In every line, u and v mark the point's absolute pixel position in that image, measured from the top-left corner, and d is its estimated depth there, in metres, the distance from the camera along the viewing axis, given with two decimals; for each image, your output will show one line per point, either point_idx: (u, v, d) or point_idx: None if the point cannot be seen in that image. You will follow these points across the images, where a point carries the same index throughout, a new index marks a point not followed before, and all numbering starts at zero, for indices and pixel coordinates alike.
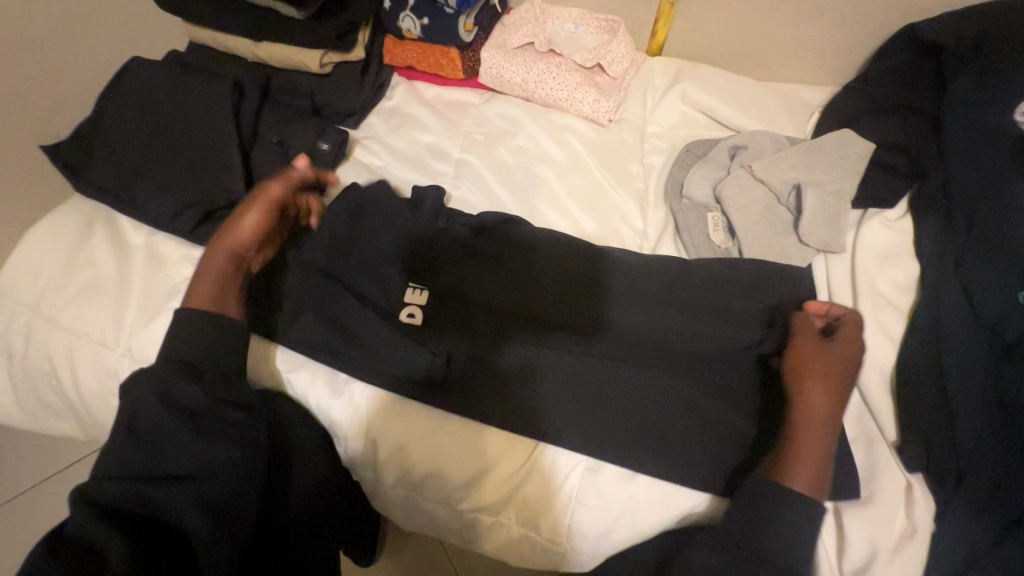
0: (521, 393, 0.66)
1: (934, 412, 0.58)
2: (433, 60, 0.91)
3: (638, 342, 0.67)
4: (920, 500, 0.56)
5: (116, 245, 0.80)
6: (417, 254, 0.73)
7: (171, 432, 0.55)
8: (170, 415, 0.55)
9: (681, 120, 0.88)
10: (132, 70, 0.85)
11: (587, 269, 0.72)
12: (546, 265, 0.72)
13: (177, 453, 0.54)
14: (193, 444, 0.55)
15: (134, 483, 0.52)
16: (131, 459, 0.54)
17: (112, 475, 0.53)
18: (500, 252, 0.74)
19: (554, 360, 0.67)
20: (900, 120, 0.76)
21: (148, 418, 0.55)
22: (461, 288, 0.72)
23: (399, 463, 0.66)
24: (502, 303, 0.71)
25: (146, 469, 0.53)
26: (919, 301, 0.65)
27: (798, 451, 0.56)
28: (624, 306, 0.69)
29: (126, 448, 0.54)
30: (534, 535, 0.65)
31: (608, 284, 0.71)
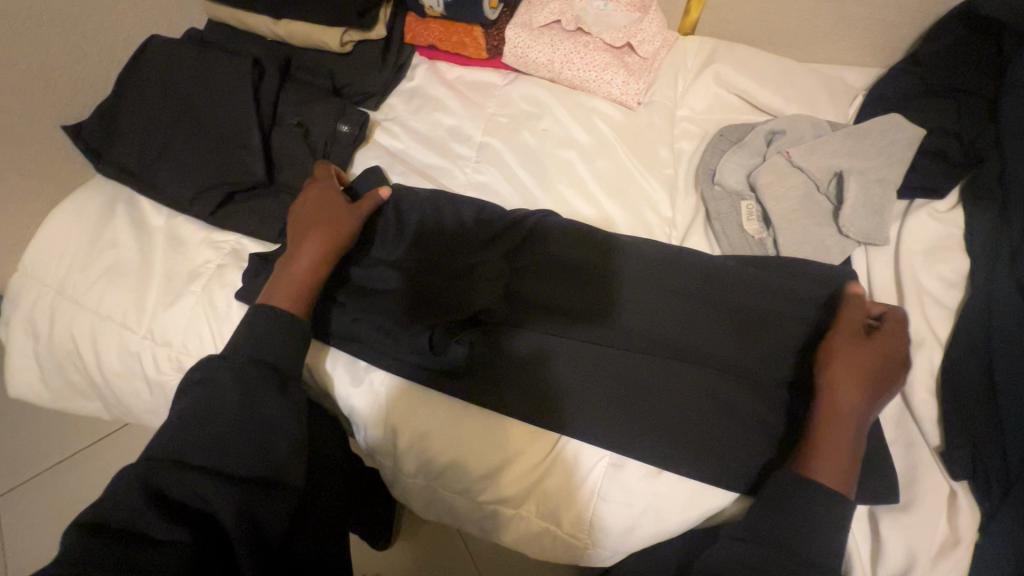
0: (537, 383, 0.65)
1: (983, 415, 0.55)
2: (456, 38, 0.88)
3: (660, 337, 0.66)
4: (965, 510, 0.53)
5: (139, 228, 0.80)
6: (434, 246, 0.72)
7: (233, 427, 0.53)
8: (243, 409, 0.54)
9: (713, 104, 0.84)
10: (151, 49, 0.83)
11: (609, 260, 0.70)
12: (563, 252, 0.71)
13: (240, 450, 0.53)
14: (254, 448, 0.53)
15: (195, 483, 0.49)
16: (194, 446, 0.52)
17: (173, 467, 0.50)
18: (520, 238, 0.72)
19: (571, 347, 0.66)
20: (951, 103, 0.71)
21: (216, 413, 0.53)
22: (474, 270, 0.70)
23: (418, 453, 0.66)
24: (521, 289, 0.70)
25: (200, 461, 0.51)
26: (967, 299, 0.62)
27: (824, 442, 0.53)
28: (646, 299, 0.67)
29: (189, 440, 0.52)
30: (556, 530, 0.64)
31: (630, 276, 0.69)
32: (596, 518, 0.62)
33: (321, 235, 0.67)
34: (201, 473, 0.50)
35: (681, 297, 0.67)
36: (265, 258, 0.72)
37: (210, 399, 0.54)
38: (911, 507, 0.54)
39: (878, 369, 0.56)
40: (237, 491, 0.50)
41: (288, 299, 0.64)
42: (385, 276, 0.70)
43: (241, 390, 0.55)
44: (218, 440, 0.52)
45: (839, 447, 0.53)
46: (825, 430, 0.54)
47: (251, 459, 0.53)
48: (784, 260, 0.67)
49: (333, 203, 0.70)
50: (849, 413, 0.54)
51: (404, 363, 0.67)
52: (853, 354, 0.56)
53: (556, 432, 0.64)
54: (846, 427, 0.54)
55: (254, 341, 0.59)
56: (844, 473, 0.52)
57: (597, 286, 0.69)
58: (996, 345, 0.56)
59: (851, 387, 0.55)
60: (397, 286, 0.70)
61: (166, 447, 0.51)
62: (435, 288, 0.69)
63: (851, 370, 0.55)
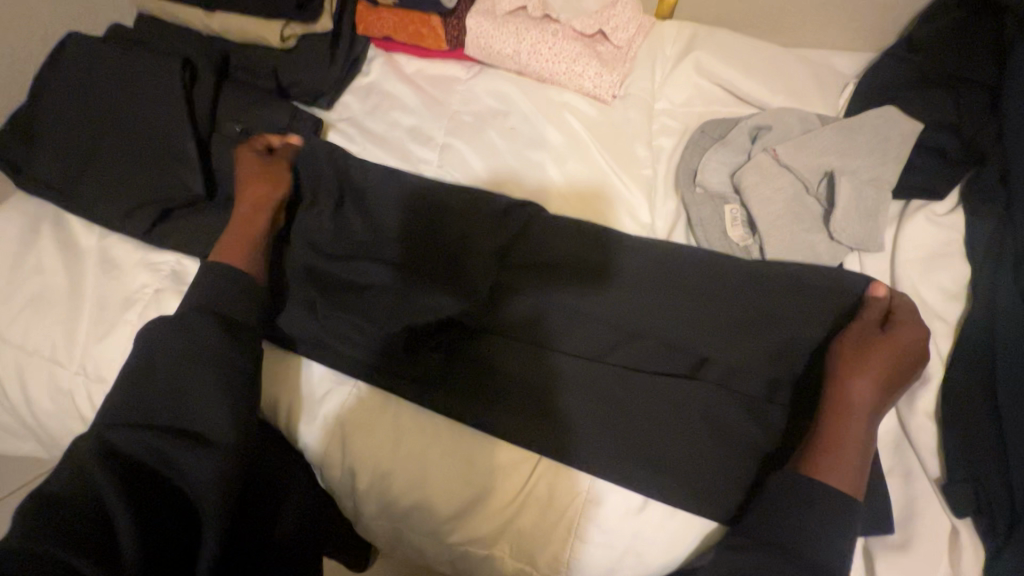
0: (524, 395, 0.61)
1: (987, 445, 0.51)
2: (412, 29, 0.80)
3: (651, 337, 0.62)
4: (968, 548, 0.49)
5: (67, 250, 0.73)
6: (421, 239, 0.65)
7: (183, 382, 0.51)
8: (191, 364, 0.52)
9: (694, 95, 0.78)
10: (69, 47, 0.75)
11: (598, 254, 0.64)
12: (554, 243, 0.65)
13: (193, 403, 0.51)
14: (204, 398, 0.51)
15: (154, 444, 0.48)
16: (148, 404, 0.50)
17: (130, 430, 0.49)
18: (510, 233, 0.65)
19: (558, 356, 0.62)
20: (951, 94, 0.65)
21: (172, 374, 0.51)
22: (465, 273, 0.63)
23: (381, 494, 0.61)
24: (504, 280, 0.65)
25: (152, 418, 0.50)
26: (969, 311, 0.57)
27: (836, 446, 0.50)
28: (639, 297, 0.62)
29: (149, 402, 0.51)
30: (531, 571, 0.59)
31: (621, 271, 0.63)
32: (575, 560, 0.57)
33: (260, 188, 0.66)
34: (159, 435, 0.49)
35: (679, 296, 0.61)
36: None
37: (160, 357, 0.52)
38: (910, 546, 0.50)
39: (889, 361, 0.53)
40: (198, 452, 0.49)
41: (241, 256, 0.62)
42: (365, 273, 0.65)
43: (176, 361, 0.52)
44: (173, 395, 0.51)
45: (847, 444, 0.50)
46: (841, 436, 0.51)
47: (209, 415, 0.51)
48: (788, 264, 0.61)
49: (256, 157, 0.69)
50: (861, 409, 0.51)
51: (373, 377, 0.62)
52: (865, 345, 0.54)
53: (536, 453, 0.59)
54: (855, 424, 0.51)
55: (182, 355, 0.52)
56: (851, 472, 0.49)
57: (588, 281, 0.63)
58: (1001, 365, 0.52)
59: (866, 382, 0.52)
60: (380, 282, 0.65)
61: (123, 411, 0.50)
62: (417, 273, 0.64)
63: (866, 362, 0.53)
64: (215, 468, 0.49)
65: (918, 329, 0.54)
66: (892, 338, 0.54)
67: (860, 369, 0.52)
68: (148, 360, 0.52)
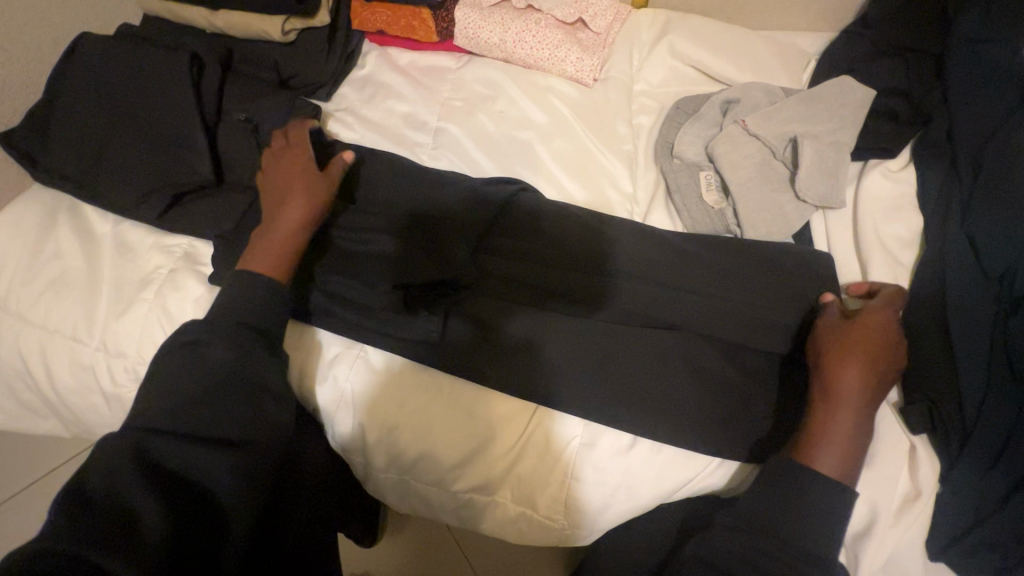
0: (529, 358, 0.64)
1: (942, 369, 0.56)
2: (404, 22, 0.85)
3: (641, 310, 0.65)
4: (924, 460, 0.55)
5: (84, 237, 0.77)
6: (420, 216, 0.70)
7: (216, 394, 0.54)
8: (228, 374, 0.55)
9: (669, 76, 0.83)
10: (82, 47, 0.80)
11: (600, 243, 0.69)
12: (560, 232, 0.70)
13: (228, 417, 0.53)
14: (238, 415, 0.54)
15: (187, 452, 0.51)
16: (184, 412, 0.53)
17: (162, 436, 0.51)
18: (520, 226, 0.71)
19: (567, 325, 0.65)
20: (902, 64, 0.72)
21: (207, 383, 0.54)
22: (439, 236, 0.67)
23: (389, 447, 0.65)
24: (512, 264, 0.69)
25: (188, 426, 0.52)
26: (921, 257, 0.63)
27: (824, 431, 0.53)
28: (636, 278, 0.67)
29: (175, 408, 0.53)
30: (533, 513, 0.63)
31: (620, 258, 0.68)
32: (572, 498, 0.62)
33: (306, 202, 0.67)
34: (190, 443, 0.51)
35: (671, 283, 0.66)
36: (230, 255, 0.71)
37: (191, 361, 0.55)
38: (872, 463, 0.55)
39: (866, 345, 0.55)
40: (228, 459, 0.52)
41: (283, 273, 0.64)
42: (367, 251, 0.68)
43: (209, 368, 0.55)
44: (207, 407, 0.53)
45: (834, 430, 0.53)
46: (828, 422, 0.53)
47: (240, 423, 0.54)
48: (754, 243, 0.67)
49: (304, 170, 0.69)
50: (849, 395, 0.53)
51: (382, 341, 0.67)
52: (841, 330, 0.56)
53: (533, 403, 0.63)
54: (843, 412, 0.53)
55: (196, 348, 0.56)
56: (841, 455, 0.52)
57: (585, 265, 0.68)
58: (952, 301, 0.58)
59: (844, 363, 0.54)
60: (384, 249, 0.68)
61: (153, 419, 0.53)
62: (415, 251, 0.67)
63: (845, 349, 0.55)
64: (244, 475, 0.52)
65: (890, 315, 0.57)
66: (870, 325, 0.56)
67: (844, 358, 0.54)
68: (184, 365, 0.55)
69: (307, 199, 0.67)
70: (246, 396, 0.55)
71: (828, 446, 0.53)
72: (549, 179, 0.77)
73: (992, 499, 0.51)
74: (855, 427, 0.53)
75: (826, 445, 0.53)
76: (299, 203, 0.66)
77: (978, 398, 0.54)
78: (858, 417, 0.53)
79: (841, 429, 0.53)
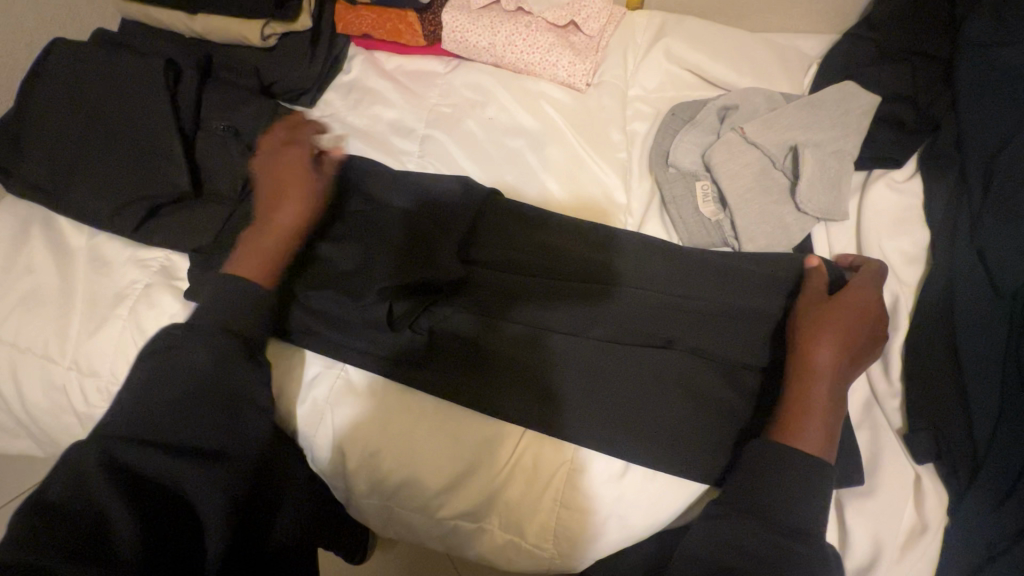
0: (520, 377, 0.62)
1: (950, 394, 0.54)
2: (390, 25, 0.82)
3: (636, 324, 0.63)
4: (931, 492, 0.52)
5: (57, 250, 0.74)
6: (414, 222, 0.67)
7: (193, 397, 0.50)
8: (206, 377, 0.51)
9: (666, 80, 0.80)
10: (55, 52, 0.77)
11: (598, 254, 0.66)
12: (557, 241, 0.67)
13: (205, 423, 0.50)
14: (218, 421, 0.50)
15: (161, 461, 0.47)
16: (159, 417, 0.49)
17: (133, 443, 0.48)
18: (513, 234, 0.68)
19: (559, 341, 0.62)
20: (908, 69, 0.69)
21: (184, 386, 0.50)
22: (433, 246, 0.64)
23: (371, 472, 0.62)
24: (503, 278, 0.66)
25: (162, 432, 0.49)
26: (928, 272, 0.60)
27: (798, 407, 0.52)
28: (631, 290, 0.64)
29: (150, 417, 0.49)
30: (520, 541, 0.61)
31: (617, 272, 0.65)
32: (562, 526, 0.59)
33: (298, 208, 0.64)
34: (163, 451, 0.48)
35: (667, 298, 0.63)
36: (206, 270, 0.68)
37: (167, 363, 0.51)
38: (874, 492, 0.53)
39: (846, 322, 0.55)
40: (210, 469, 0.48)
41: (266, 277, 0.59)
42: (354, 265, 0.66)
43: (183, 370, 0.51)
44: (183, 412, 0.50)
45: (812, 406, 0.52)
46: (806, 397, 0.52)
47: (222, 433, 0.50)
48: (753, 260, 0.63)
49: (299, 170, 0.66)
50: (825, 369, 0.53)
51: (365, 362, 0.64)
52: (823, 308, 0.56)
53: (520, 425, 0.60)
54: (820, 386, 0.52)
55: (176, 364, 0.51)
56: (819, 432, 0.51)
57: (577, 280, 0.65)
58: (961, 320, 0.55)
59: (823, 340, 0.53)
60: (369, 263, 0.65)
61: (127, 426, 0.49)
62: (405, 267, 0.64)
63: (820, 326, 0.54)
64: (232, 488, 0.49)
65: (863, 293, 0.57)
66: (845, 301, 0.56)
67: (818, 334, 0.54)
68: (160, 368, 0.51)
69: (300, 204, 0.64)
70: (225, 407, 0.51)
71: (805, 422, 0.51)
72: (542, 188, 0.73)
73: (1005, 534, 0.49)
74: (832, 404, 0.52)
75: (802, 420, 0.51)
76: (293, 208, 0.63)
77: (990, 424, 0.51)
78: (834, 394, 0.52)
79: (819, 404, 0.52)
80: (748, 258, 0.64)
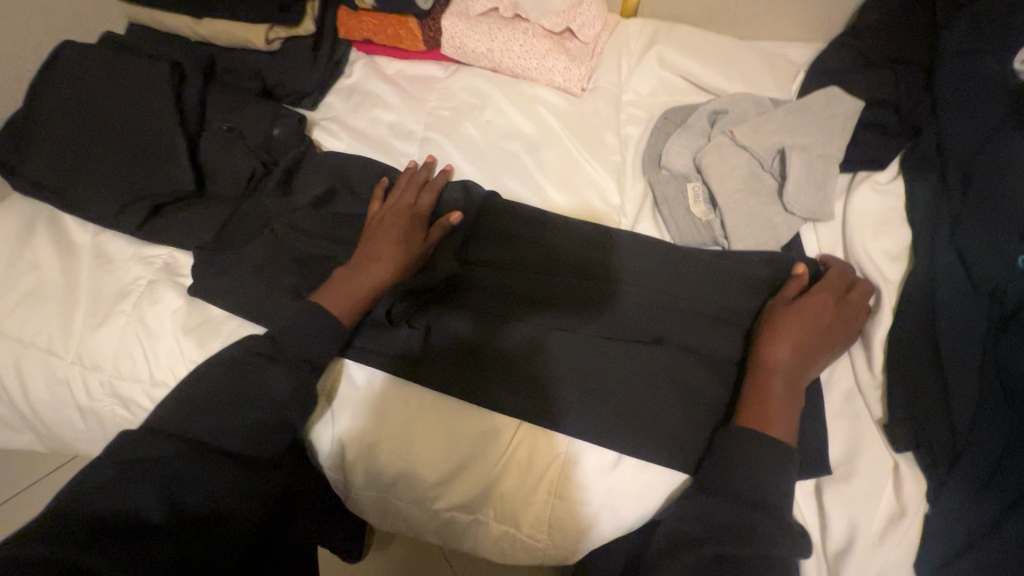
0: (516, 372, 0.63)
1: (930, 387, 0.56)
2: (390, 31, 0.84)
3: (630, 320, 0.64)
4: (909, 480, 0.54)
5: (62, 247, 0.75)
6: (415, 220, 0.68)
7: (228, 404, 0.55)
8: (241, 384, 0.56)
9: (659, 86, 0.82)
10: (62, 54, 0.79)
11: (593, 253, 0.68)
12: (554, 241, 0.69)
13: (234, 428, 0.55)
14: (247, 427, 0.55)
15: (192, 460, 0.51)
16: (194, 421, 0.54)
17: (169, 442, 0.52)
18: (511, 232, 0.70)
19: (555, 337, 0.64)
20: (891, 76, 0.71)
21: (219, 392, 0.56)
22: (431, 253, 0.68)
23: (368, 464, 0.63)
24: (500, 277, 0.67)
25: (197, 434, 0.54)
26: (910, 270, 0.62)
27: (755, 398, 0.55)
28: (625, 288, 0.66)
29: (186, 420, 0.54)
30: (515, 532, 0.62)
31: (612, 270, 0.67)
32: (556, 517, 0.60)
33: (393, 257, 0.65)
34: (195, 451, 0.52)
35: (660, 295, 0.65)
36: (210, 267, 0.69)
37: (210, 375, 0.57)
38: (852, 478, 0.55)
39: (803, 320, 0.57)
40: (237, 471, 0.53)
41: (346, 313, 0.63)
42: None
43: (224, 379, 0.57)
44: (216, 418, 0.55)
45: (767, 397, 0.55)
46: (763, 390, 0.55)
47: (251, 439, 0.55)
48: (742, 258, 0.65)
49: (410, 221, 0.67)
50: (780, 363, 0.56)
51: (364, 357, 0.65)
52: (782, 308, 0.59)
53: (516, 418, 0.62)
54: (775, 379, 0.55)
55: (222, 375, 0.57)
56: (773, 420, 0.53)
57: (573, 277, 0.67)
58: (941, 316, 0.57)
59: (779, 337, 0.57)
60: None
61: (166, 426, 0.54)
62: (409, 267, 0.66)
63: (777, 325, 0.58)
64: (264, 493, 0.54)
65: (829, 294, 0.59)
66: (804, 301, 0.59)
67: (773, 331, 0.57)
68: (202, 379, 0.57)
69: (396, 252, 0.66)
70: (253, 410, 0.56)
71: (761, 412, 0.54)
72: (539, 189, 0.75)
73: (982, 521, 0.50)
74: (790, 398, 0.55)
75: (759, 410, 0.54)
76: (389, 254, 0.65)
77: (968, 415, 0.53)
78: (791, 386, 0.55)
79: (775, 396, 0.55)
80: (737, 256, 0.66)
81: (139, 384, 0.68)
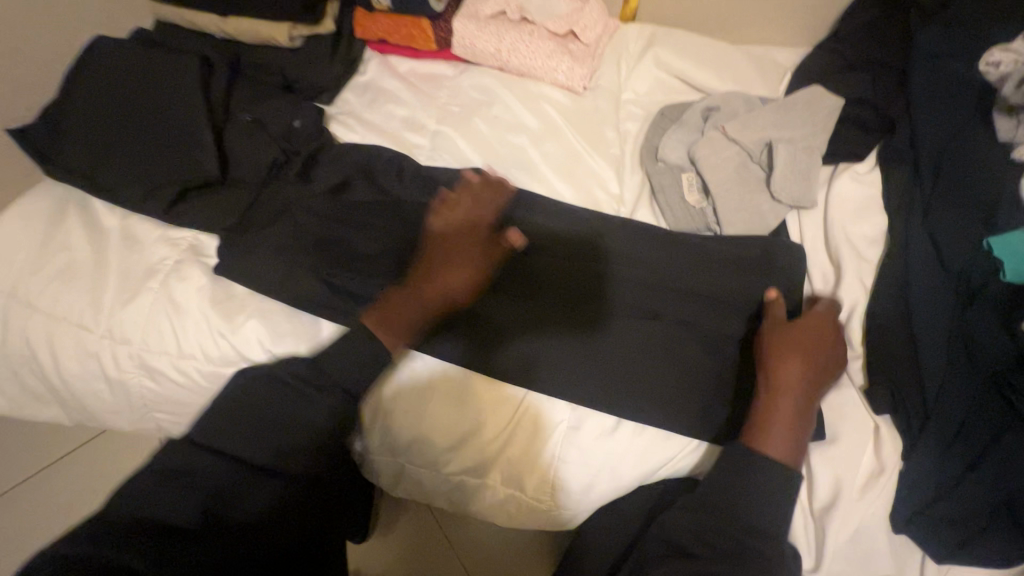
0: (522, 345, 0.67)
1: (904, 357, 0.61)
2: (405, 31, 0.90)
3: (628, 297, 0.69)
4: (887, 440, 0.58)
5: (92, 228, 0.80)
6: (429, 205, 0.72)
7: (252, 409, 0.60)
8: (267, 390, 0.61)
9: (656, 85, 0.88)
10: (96, 49, 0.83)
11: (592, 237, 0.73)
12: (556, 226, 0.74)
13: (256, 433, 0.58)
14: (267, 431, 0.58)
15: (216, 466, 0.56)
16: (223, 429, 0.58)
17: (198, 453, 0.57)
18: (515, 217, 0.74)
19: (558, 313, 0.69)
20: (870, 77, 0.77)
21: (246, 400, 0.60)
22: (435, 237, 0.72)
23: (383, 430, 0.68)
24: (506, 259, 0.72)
25: (224, 442, 0.58)
26: (887, 252, 0.67)
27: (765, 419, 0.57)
28: (624, 269, 0.70)
29: (215, 428, 0.59)
30: (521, 494, 0.67)
31: (611, 253, 0.72)
32: (558, 478, 0.65)
33: (457, 287, 0.66)
34: (220, 458, 0.56)
35: (656, 275, 0.70)
36: (235, 248, 0.74)
37: (239, 389, 0.62)
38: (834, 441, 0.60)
39: (807, 345, 0.60)
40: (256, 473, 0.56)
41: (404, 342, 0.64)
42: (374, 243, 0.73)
43: (259, 383, 0.62)
44: (241, 426, 0.59)
45: (777, 419, 0.57)
46: (773, 411, 0.57)
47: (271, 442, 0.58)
48: (733, 240, 0.70)
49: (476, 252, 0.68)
50: (791, 387, 0.58)
51: None
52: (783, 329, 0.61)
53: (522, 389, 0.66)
54: (785, 401, 0.57)
55: (251, 382, 0.62)
56: (784, 441, 0.56)
57: (574, 259, 0.72)
58: (913, 293, 0.62)
59: (785, 359, 0.59)
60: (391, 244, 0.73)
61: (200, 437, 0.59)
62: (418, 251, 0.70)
63: (781, 347, 0.59)
64: (277, 498, 0.55)
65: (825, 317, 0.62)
66: (803, 325, 0.61)
67: (780, 354, 0.59)
68: (234, 390, 0.62)
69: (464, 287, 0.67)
70: (285, 392, 0.60)
71: (773, 431, 0.56)
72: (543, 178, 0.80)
73: (949, 476, 0.56)
74: (798, 419, 0.57)
75: (770, 429, 0.56)
76: (457, 288, 0.66)
77: (937, 382, 0.58)
78: (800, 409, 0.57)
79: (785, 419, 0.57)
80: (728, 239, 0.70)
81: (167, 356, 0.73)
